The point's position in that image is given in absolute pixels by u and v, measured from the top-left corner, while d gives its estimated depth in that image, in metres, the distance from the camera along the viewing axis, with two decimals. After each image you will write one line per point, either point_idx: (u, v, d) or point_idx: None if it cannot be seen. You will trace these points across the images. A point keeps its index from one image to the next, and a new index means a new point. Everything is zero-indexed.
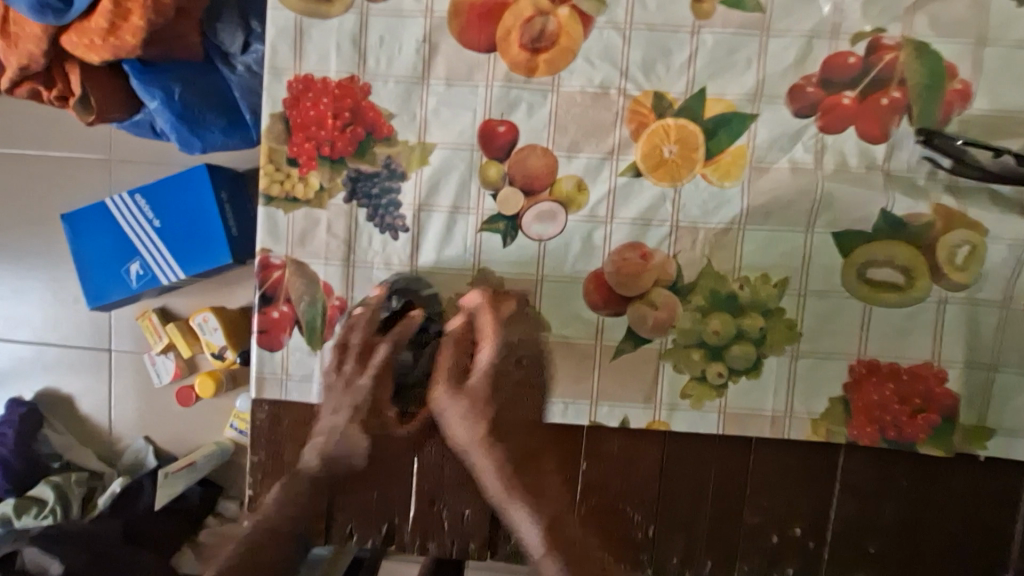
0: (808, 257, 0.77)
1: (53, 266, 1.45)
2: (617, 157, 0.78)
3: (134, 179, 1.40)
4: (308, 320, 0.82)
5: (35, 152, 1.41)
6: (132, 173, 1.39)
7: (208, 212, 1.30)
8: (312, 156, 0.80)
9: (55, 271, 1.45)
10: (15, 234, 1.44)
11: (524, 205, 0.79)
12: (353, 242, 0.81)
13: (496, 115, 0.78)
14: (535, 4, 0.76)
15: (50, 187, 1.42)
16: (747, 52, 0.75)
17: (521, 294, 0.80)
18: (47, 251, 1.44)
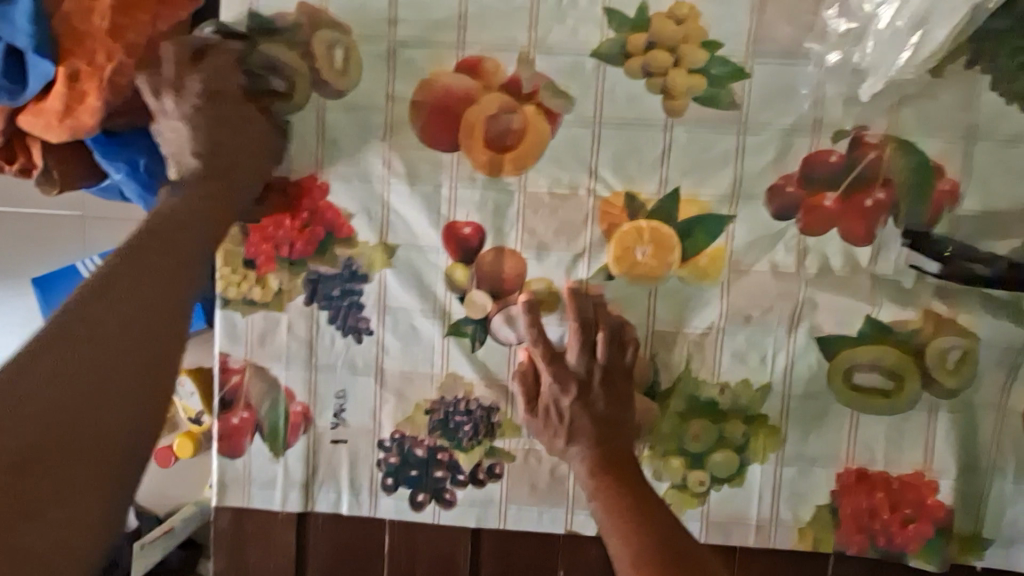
0: (791, 360, 0.73)
1: (27, 326, 1.41)
2: (589, 258, 0.74)
3: (106, 238, 1.36)
4: (267, 426, 0.78)
5: (5, 211, 1.37)
6: (104, 232, 1.35)
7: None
8: (270, 258, 0.76)
9: (29, 331, 1.42)
10: None
11: (492, 308, 0.75)
12: (314, 345, 0.77)
13: (462, 216, 0.74)
14: (500, 100, 0.73)
15: (21, 246, 1.38)
16: (723, 148, 0.71)
17: (491, 399, 0.76)
18: (21, 310, 1.41)
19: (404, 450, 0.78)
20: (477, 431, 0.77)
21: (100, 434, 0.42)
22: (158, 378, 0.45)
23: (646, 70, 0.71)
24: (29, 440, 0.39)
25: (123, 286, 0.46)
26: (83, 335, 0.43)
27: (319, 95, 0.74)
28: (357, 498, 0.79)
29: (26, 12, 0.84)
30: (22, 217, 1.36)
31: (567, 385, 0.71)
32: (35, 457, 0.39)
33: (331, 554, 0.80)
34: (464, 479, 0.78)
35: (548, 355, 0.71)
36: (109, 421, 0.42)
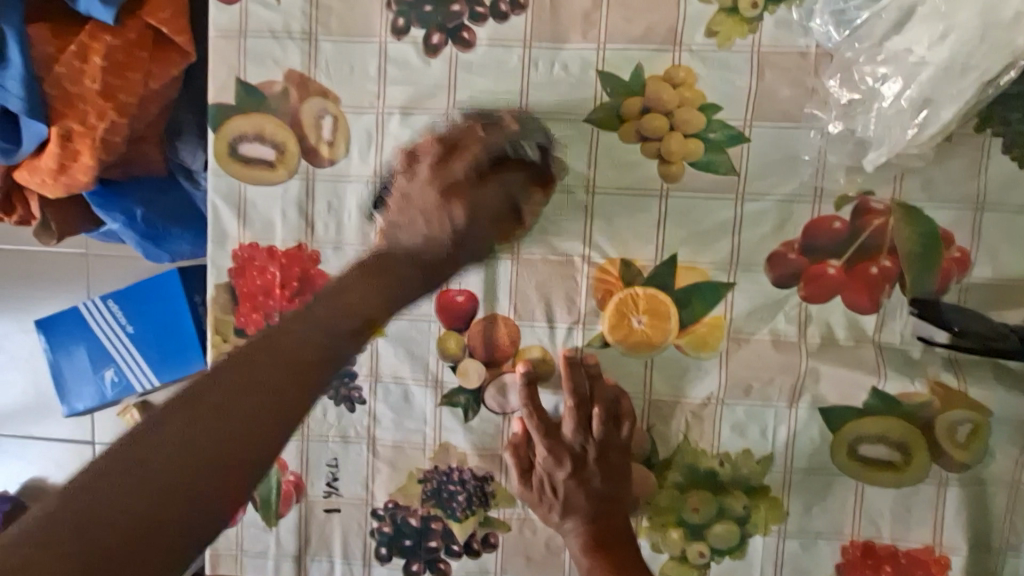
0: (792, 432, 0.71)
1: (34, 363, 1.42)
2: (584, 326, 0.72)
3: (108, 277, 1.36)
4: (261, 495, 0.77)
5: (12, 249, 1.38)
6: (106, 271, 1.36)
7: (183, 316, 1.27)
8: (261, 327, 0.75)
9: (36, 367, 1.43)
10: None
11: (485, 377, 0.74)
12: (306, 414, 0.76)
13: (454, 285, 0.73)
14: None
15: (27, 285, 1.40)
16: (721, 216, 0.69)
17: (486, 470, 0.75)
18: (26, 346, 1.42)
19: (398, 520, 0.77)
20: (470, 501, 0.76)
21: (164, 508, 0.36)
22: (249, 451, 0.39)
23: (641, 135, 0.69)
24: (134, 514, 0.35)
25: (352, 298, 0.47)
26: (214, 404, 0.39)
27: (308, 164, 0.73)
28: (350, 568, 0.78)
29: (17, 75, 0.81)
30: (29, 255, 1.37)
31: (560, 458, 0.69)
32: (129, 529, 0.35)
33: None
34: (459, 549, 0.77)
35: (542, 428, 0.70)
36: (248, 407, 0.40)
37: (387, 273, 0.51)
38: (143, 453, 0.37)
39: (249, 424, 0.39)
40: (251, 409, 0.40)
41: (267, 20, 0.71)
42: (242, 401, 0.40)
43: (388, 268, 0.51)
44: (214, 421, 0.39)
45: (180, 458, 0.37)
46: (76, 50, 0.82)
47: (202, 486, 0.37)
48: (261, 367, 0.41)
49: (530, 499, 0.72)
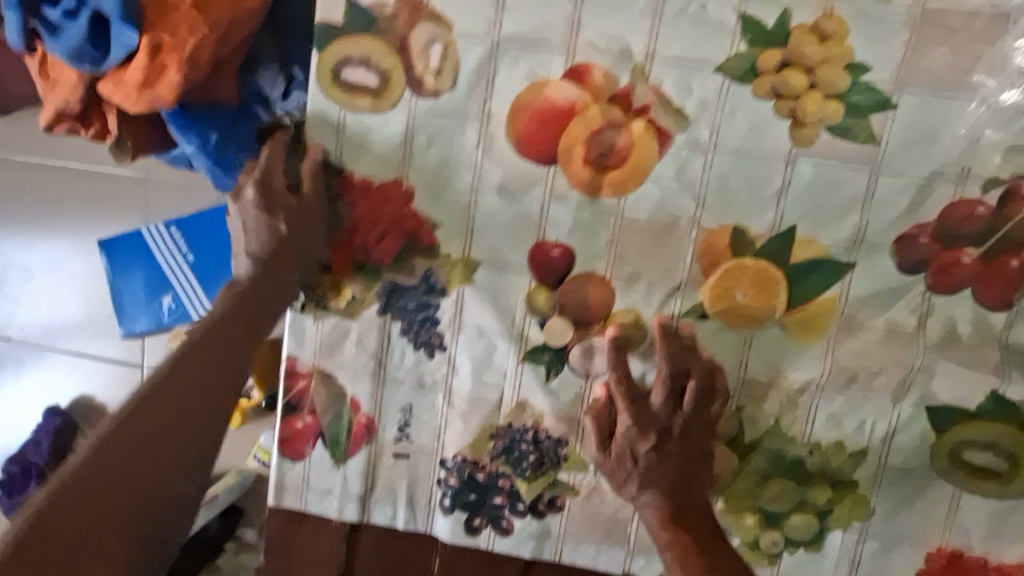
0: (893, 428, 0.67)
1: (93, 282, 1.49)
2: (683, 294, 0.69)
3: (167, 206, 1.40)
4: (330, 433, 0.76)
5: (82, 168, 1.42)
6: (166, 202, 1.40)
7: None
8: (346, 263, 0.73)
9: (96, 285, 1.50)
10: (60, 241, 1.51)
11: (573, 338, 0.71)
12: (383, 357, 0.74)
13: (551, 238, 0.69)
14: (607, 114, 0.66)
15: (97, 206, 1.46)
16: (851, 191, 0.64)
17: (561, 432, 0.73)
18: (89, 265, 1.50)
19: (464, 474, 0.75)
20: (542, 462, 0.74)
21: (108, 527, 0.52)
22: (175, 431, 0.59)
23: (776, 92, 0.64)
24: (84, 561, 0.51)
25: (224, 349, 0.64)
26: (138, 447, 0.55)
27: (411, 94, 0.69)
28: (413, 514, 0.77)
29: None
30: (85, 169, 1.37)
31: (646, 430, 0.66)
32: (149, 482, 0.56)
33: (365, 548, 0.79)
34: (523, 509, 0.75)
35: (631, 396, 0.67)
36: (163, 492, 0.57)
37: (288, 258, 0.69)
38: (106, 489, 0.53)
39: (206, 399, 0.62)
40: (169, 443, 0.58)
41: None
42: (172, 444, 0.58)
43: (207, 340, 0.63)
44: (164, 430, 0.57)
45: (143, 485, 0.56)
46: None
47: (172, 482, 0.58)
48: (189, 366, 0.61)
49: (606, 468, 0.69)
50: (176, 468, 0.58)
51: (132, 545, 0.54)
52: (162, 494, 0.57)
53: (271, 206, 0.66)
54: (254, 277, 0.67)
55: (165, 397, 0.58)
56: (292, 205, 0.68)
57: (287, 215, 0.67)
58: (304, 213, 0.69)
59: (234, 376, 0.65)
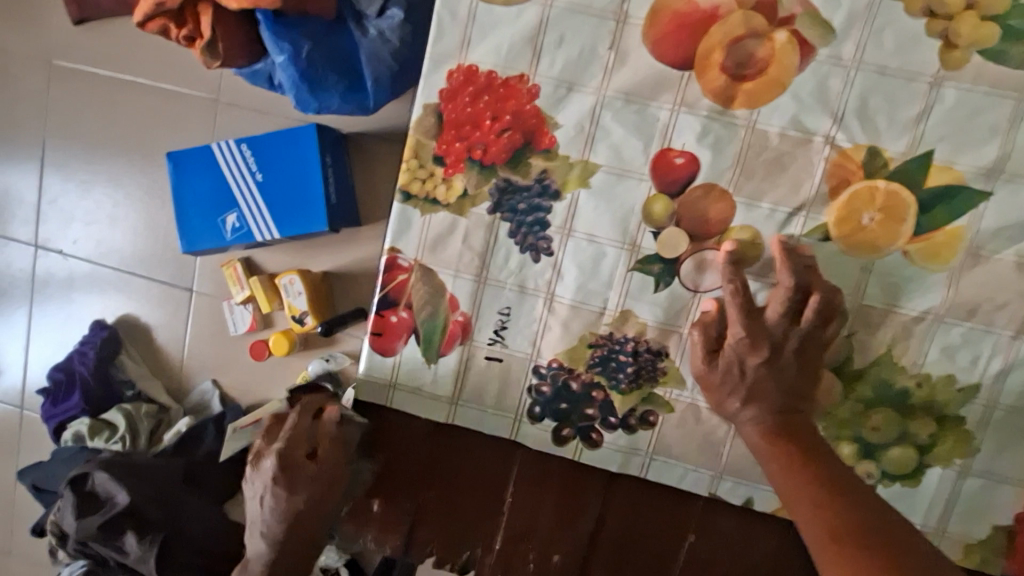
0: (1008, 365, 0.67)
1: (146, 200, 1.44)
2: (806, 214, 0.68)
3: (235, 125, 1.37)
4: (424, 331, 0.76)
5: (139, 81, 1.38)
6: (233, 120, 1.35)
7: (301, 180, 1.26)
8: (461, 158, 0.73)
9: (148, 204, 1.45)
10: (110, 157, 1.43)
11: (685, 252, 0.70)
12: (488, 256, 0.74)
13: (677, 146, 0.69)
14: (750, 22, 0.65)
15: (152, 123, 1.40)
16: (994, 119, 0.63)
17: (662, 346, 0.72)
18: (144, 182, 1.44)
19: (558, 382, 0.75)
20: (639, 375, 0.73)
21: None
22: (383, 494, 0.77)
23: (928, 11, 0.63)
24: None
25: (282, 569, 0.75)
26: None
27: None
28: (500, 420, 0.77)
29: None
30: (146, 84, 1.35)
31: (758, 343, 0.66)
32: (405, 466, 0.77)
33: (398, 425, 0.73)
34: (614, 422, 0.75)
35: (745, 309, 0.66)
36: None
37: (308, 523, 0.74)
38: None
39: None
40: None
41: None
42: None
43: (288, 554, 0.74)
44: None
45: None
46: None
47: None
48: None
49: (709, 381, 0.69)
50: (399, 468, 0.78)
51: None
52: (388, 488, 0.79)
53: (290, 481, 0.72)
54: (285, 445, 0.73)
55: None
56: (314, 471, 0.73)
57: (307, 487, 0.72)
58: (325, 473, 0.73)
59: (311, 523, 0.74)
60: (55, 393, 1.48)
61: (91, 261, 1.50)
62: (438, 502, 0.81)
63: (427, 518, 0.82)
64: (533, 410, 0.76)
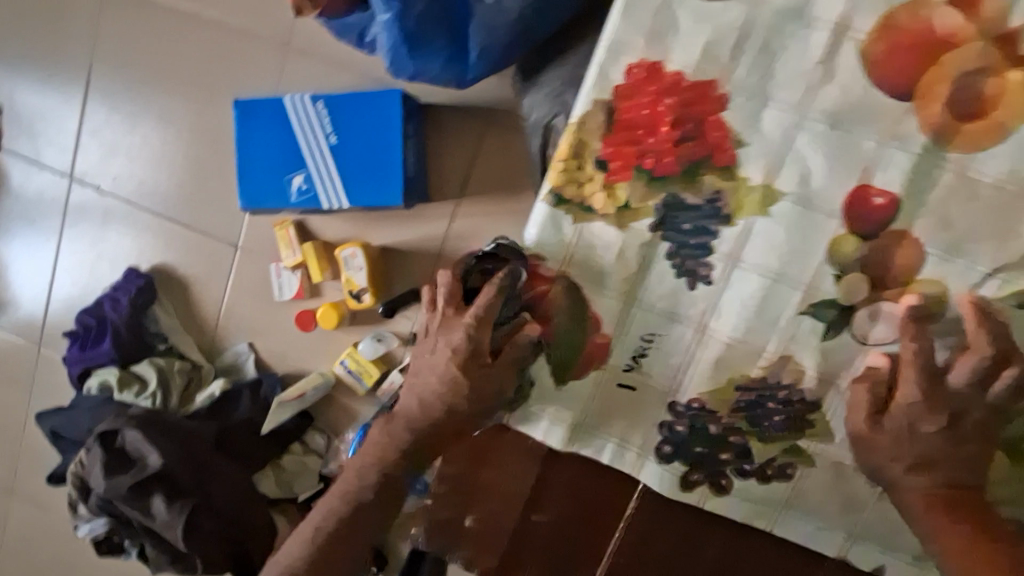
0: None
1: (194, 135, 1.44)
2: (1004, 276, 0.61)
3: (302, 78, 1.35)
4: (556, 348, 0.69)
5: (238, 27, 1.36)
6: (303, 69, 1.34)
7: (362, 137, 1.20)
8: (627, 164, 0.65)
9: (193, 141, 1.44)
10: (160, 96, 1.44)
11: (863, 300, 0.64)
12: (640, 278, 0.67)
13: (876, 184, 0.61)
14: (986, 55, 0.57)
15: (212, 61, 1.39)
16: None
17: (817, 395, 0.67)
18: (197, 119, 1.43)
19: (696, 423, 0.69)
20: (786, 426, 0.68)
21: None
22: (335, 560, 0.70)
23: None
24: None
25: None
26: None
27: None
28: (623, 454, 0.71)
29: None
30: (210, 25, 1.37)
31: (936, 410, 0.61)
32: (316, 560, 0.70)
33: (340, 524, 0.71)
34: (750, 470, 0.70)
35: (926, 373, 0.61)
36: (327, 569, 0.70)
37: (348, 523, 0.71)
38: None
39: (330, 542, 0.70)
40: None
41: None
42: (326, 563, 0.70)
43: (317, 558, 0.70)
44: None
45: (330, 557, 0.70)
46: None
47: None
48: None
49: (873, 444, 0.64)
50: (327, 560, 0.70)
51: None
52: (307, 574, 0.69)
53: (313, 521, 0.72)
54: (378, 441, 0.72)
55: None
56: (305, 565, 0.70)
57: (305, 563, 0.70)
58: None
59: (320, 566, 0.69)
60: (84, 338, 1.47)
61: (130, 202, 1.50)
62: (545, 522, 0.77)
63: (527, 544, 0.78)
64: (666, 453, 0.70)
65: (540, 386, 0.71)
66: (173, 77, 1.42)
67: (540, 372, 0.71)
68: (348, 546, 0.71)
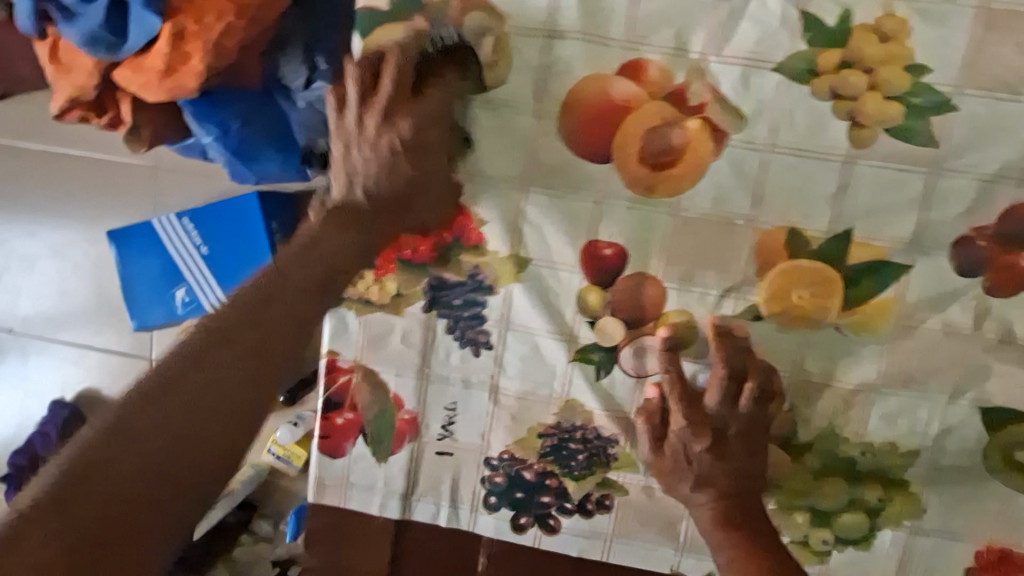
0: (946, 427, 0.67)
1: (69, 262, 1.40)
2: (736, 294, 0.68)
3: (180, 190, 1.31)
4: (372, 431, 0.75)
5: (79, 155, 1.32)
6: (178, 191, 1.31)
7: (231, 245, 1.24)
8: (391, 258, 0.71)
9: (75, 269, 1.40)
10: (42, 226, 1.39)
11: (623, 338, 0.70)
12: (429, 355, 0.73)
13: (604, 238, 0.68)
14: (663, 112, 0.65)
15: (85, 195, 1.35)
16: (910, 193, 0.64)
17: (612, 431, 0.72)
18: (75, 254, 1.39)
19: (511, 472, 0.74)
20: (591, 462, 0.73)
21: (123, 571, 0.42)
22: (172, 475, 0.45)
23: (835, 91, 0.63)
24: (95, 538, 0.41)
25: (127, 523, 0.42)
26: None
27: (461, 87, 0.67)
28: (456, 513, 0.77)
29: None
30: (75, 160, 1.33)
31: (700, 430, 0.66)
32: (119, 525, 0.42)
33: (117, 415, 0.45)
34: (572, 507, 0.74)
35: (683, 396, 0.67)
36: (143, 520, 0.43)
37: (121, 441, 0.44)
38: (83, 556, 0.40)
39: (151, 464, 0.44)
40: (139, 463, 0.44)
41: None
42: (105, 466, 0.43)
43: (86, 482, 0.42)
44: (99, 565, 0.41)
45: (143, 454, 0.44)
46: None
47: (153, 518, 0.43)
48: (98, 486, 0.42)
49: (660, 467, 0.68)
50: (238, 414, 0.49)
51: (126, 499, 0.43)
52: (170, 509, 0.45)
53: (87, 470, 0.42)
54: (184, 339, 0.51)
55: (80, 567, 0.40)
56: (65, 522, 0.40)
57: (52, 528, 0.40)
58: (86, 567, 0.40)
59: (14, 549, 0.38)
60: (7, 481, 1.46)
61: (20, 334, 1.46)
62: None
63: None
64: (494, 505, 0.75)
65: (367, 467, 0.76)
66: (39, 216, 1.39)
67: (363, 454, 0.76)
68: (205, 430, 0.47)
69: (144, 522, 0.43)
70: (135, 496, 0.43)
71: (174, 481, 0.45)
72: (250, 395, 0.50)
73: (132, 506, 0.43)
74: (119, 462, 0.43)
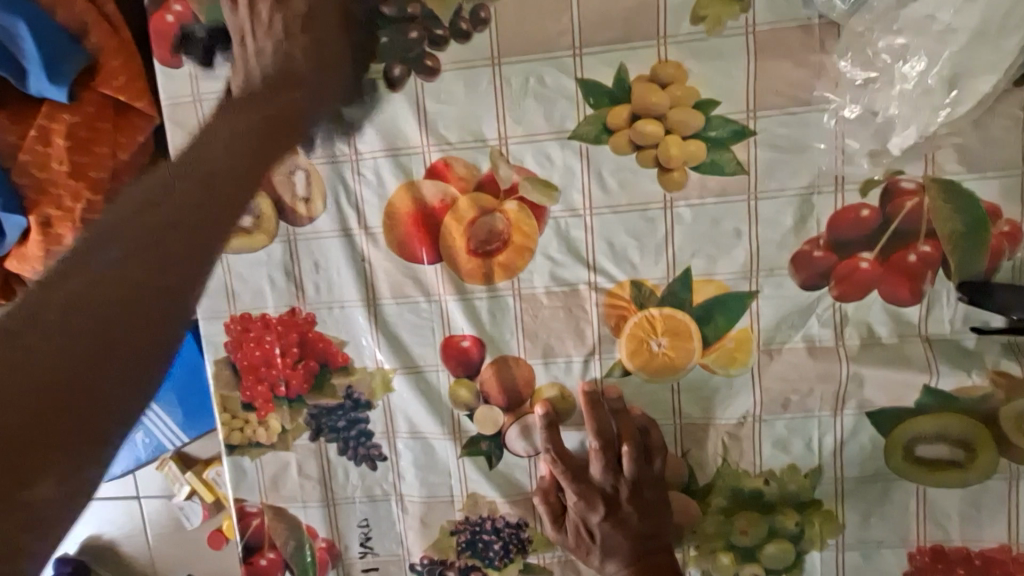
0: (840, 440, 0.66)
1: None
2: (600, 355, 0.68)
3: None
4: (296, 564, 0.76)
5: None
6: None
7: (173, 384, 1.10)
8: (267, 399, 0.73)
9: None
10: None
11: (505, 422, 0.70)
12: (330, 480, 0.74)
13: (458, 330, 0.69)
14: (478, 203, 0.66)
15: None
16: (735, 222, 0.63)
17: (518, 517, 0.71)
18: None
19: None
20: (508, 549, 0.72)
21: (72, 336, 0.34)
22: (151, 336, 0.36)
23: (635, 144, 0.63)
24: (108, 295, 0.35)
25: (48, 346, 0.33)
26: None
27: (287, 224, 0.69)
28: None
29: (39, 68, 0.63)
30: None
31: (593, 501, 0.65)
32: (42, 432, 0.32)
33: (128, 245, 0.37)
34: None
35: (570, 472, 0.66)
36: (153, 308, 0.37)
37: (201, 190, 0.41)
38: (101, 291, 0.35)
39: (133, 276, 0.37)
40: (161, 250, 0.38)
41: (218, 80, 0.67)
42: (136, 255, 0.37)
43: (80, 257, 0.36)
44: (99, 338, 0.34)
45: (158, 239, 0.38)
46: (81, 119, 0.67)
47: (115, 363, 0.35)
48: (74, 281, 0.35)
49: (568, 547, 0.68)
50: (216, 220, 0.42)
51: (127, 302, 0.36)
52: (161, 306, 0.37)
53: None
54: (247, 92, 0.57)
55: (86, 327, 0.34)
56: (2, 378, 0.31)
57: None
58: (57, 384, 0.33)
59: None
60: None
61: None
62: None
63: None
64: None
65: None
66: None
67: None
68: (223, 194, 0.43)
69: (94, 374, 0.34)
70: (115, 301, 0.36)
71: (169, 299, 0.38)
72: (166, 277, 0.37)
73: (55, 382, 0.33)
74: (168, 242, 0.38)
